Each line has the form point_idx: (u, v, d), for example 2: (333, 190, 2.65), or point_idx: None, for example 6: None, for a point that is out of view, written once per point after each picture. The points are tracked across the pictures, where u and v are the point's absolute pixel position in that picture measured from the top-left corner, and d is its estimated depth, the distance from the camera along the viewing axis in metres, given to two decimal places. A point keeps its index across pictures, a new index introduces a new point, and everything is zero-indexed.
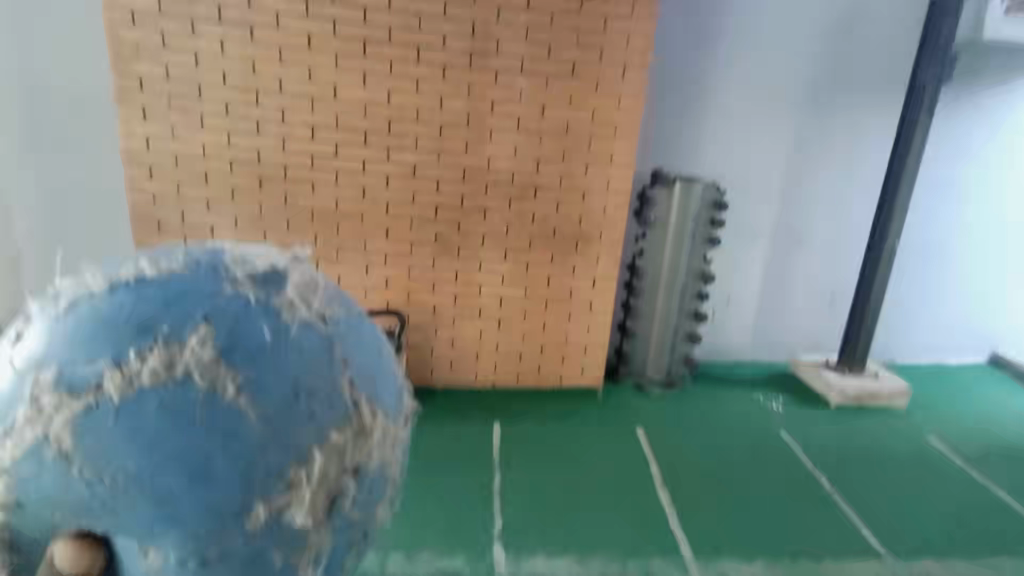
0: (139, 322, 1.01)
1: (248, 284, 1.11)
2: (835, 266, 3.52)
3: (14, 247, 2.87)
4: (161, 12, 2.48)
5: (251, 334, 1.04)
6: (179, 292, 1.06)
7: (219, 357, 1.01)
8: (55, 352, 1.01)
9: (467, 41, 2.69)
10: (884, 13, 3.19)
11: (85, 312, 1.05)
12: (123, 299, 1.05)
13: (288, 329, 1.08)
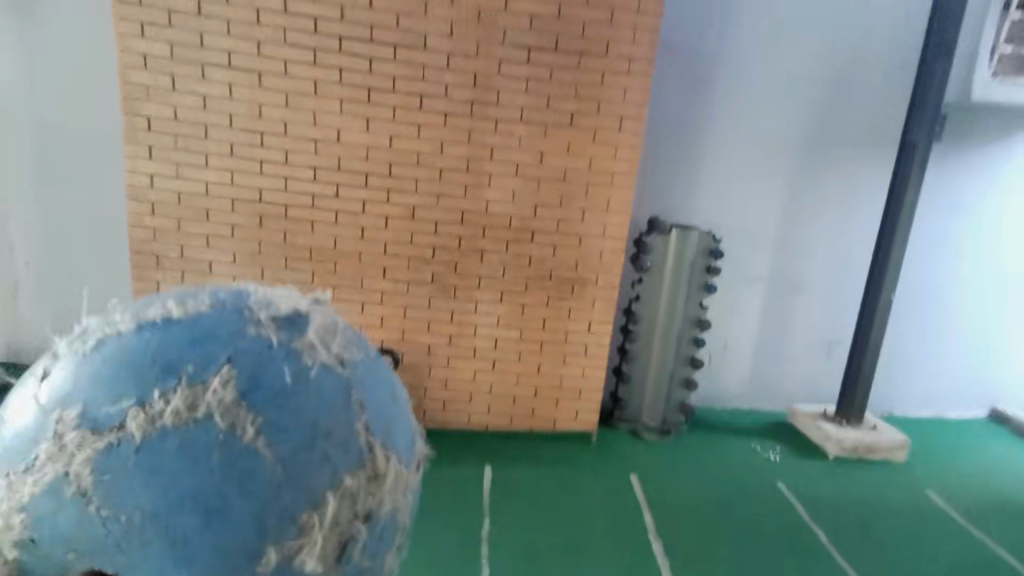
0: (162, 359, 0.95)
1: (273, 323, 1.03)
2: (830, 310, 3.60)
3: (16, 272, 2.96)
4: (173, 57, 2.59)
5: (275, 377, 0.96)
6: (204, 331, 0.98)
7: (241, 398, 0.93)
8: (78, 388, 0.95)
9: (468, 90, 2.77)
10: (873, 74, 3.35)
11: (107, 347, 0.98)
12: (147, 335, 0.98)
13: (310, 370, 0.99)
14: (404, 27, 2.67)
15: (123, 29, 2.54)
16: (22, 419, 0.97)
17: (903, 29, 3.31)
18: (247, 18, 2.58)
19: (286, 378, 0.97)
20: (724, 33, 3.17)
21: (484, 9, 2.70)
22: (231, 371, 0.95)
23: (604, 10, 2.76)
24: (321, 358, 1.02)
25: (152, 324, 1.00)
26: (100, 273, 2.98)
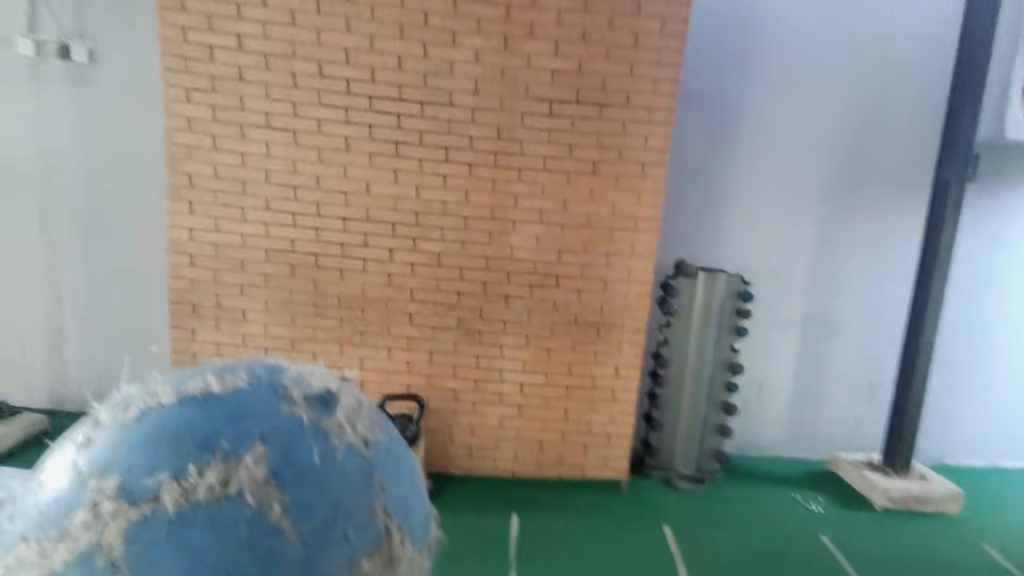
0: (188, 433, 0.84)
1: (306, 398, 0.93)
2: (869, 354, 3.49)
3: (60, 321, 3.12)
4: (215, 119, 2.77)
5: (307, 459, 0.86)
6: (239, 404, 0.88)
7: (270, 481, 0.82)
8: (98, 459, 0.84)
9: (493, 142, 2.87)
10: (901, 115, 3.32)
11: (134, 415, 0.88)
12: (176, 407, 0.87)
13: (343, 453, 0.89)
14: (430, 85, 2.80)
15: (171, 95, 2.74)
16: (55, 486, 0.85)
17: (929, 71, 3.30)
18: (284, 81, 2.75)
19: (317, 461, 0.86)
20: (743, 83, 3.22)
21: (507, 65, 2.81)
22: (258, 453, 0.83)
23: (624, 63, 2.84)
24: (353, 439, 0.92)
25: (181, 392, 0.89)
26: (140, 321, 3.12)
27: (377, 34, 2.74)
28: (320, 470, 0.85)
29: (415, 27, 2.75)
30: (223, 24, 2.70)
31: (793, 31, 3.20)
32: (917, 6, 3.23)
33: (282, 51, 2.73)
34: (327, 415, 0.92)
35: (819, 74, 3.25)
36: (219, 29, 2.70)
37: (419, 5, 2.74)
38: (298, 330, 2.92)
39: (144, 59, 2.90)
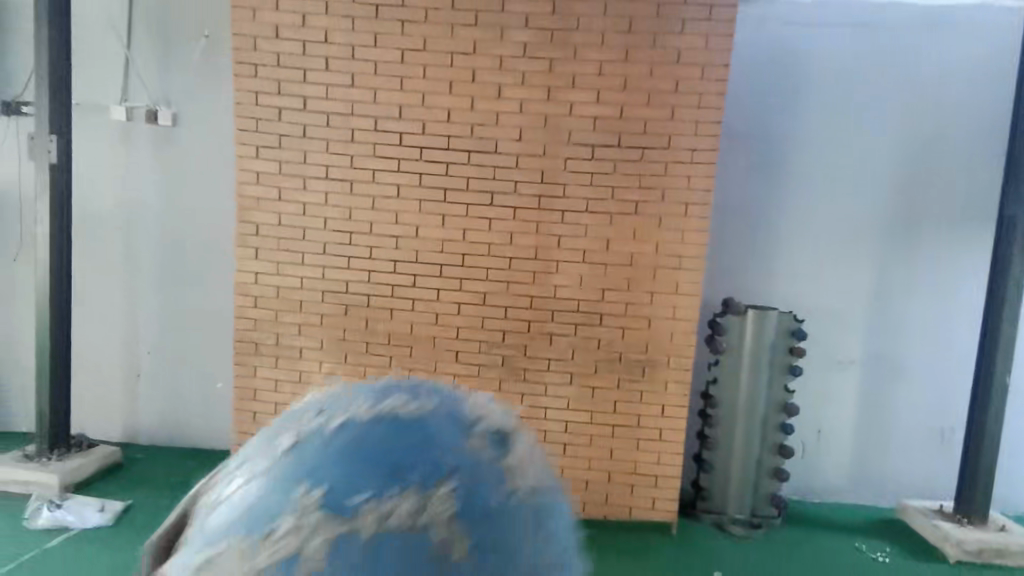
0: (336, 467, 0.51)
1: (485, 421, 0.57)
2: (936, 398, 3.30)
3: (139, 356, 3.39)
4: (280, 173, 3.00)
5: (498, 514, 0.50)
6: (421, 433, 0.53)
7: (461, 522, 0.49)
8: (223, 514, 0.53)
9: (536, 185, 2.97)
10: (961, 148, 3.22)
11: (267, 450, 0.56)
12: (332, 435, 0.54)
13: (538, 496, 0.54)
14: (477, 134, 2.95)
15: (242, 152, 3.00)
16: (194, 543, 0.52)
17: (989, 102, 3.20)
18: (342, 136, 2.97)
19: (537, 497, 0.54)
20: (789, 122, 3.19)
21: (551, 114, 2.93)
22: (445, 492, 0.50)
23: (665, 108, 2.91)
24: (537, 489, 0.54)
25: (321, 414, 0.57)
26: (209, 358, 3.36)
27: (428, 90, 2.94)
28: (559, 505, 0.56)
29: (463, 81, 2.92)
30: (290, 87, 2.96)
31: (840, 70, 3.18)
32: (969, 42, 3.17)
33: (342, 109, 2.96)
34: (501, 455, 0.54)
35: (870, 112, 3.20)
36: (286, 92, 2.96)
37: (466, 61, 2.91)
38: (351, 366, 3.05)
39: (224, 125, 3.23)
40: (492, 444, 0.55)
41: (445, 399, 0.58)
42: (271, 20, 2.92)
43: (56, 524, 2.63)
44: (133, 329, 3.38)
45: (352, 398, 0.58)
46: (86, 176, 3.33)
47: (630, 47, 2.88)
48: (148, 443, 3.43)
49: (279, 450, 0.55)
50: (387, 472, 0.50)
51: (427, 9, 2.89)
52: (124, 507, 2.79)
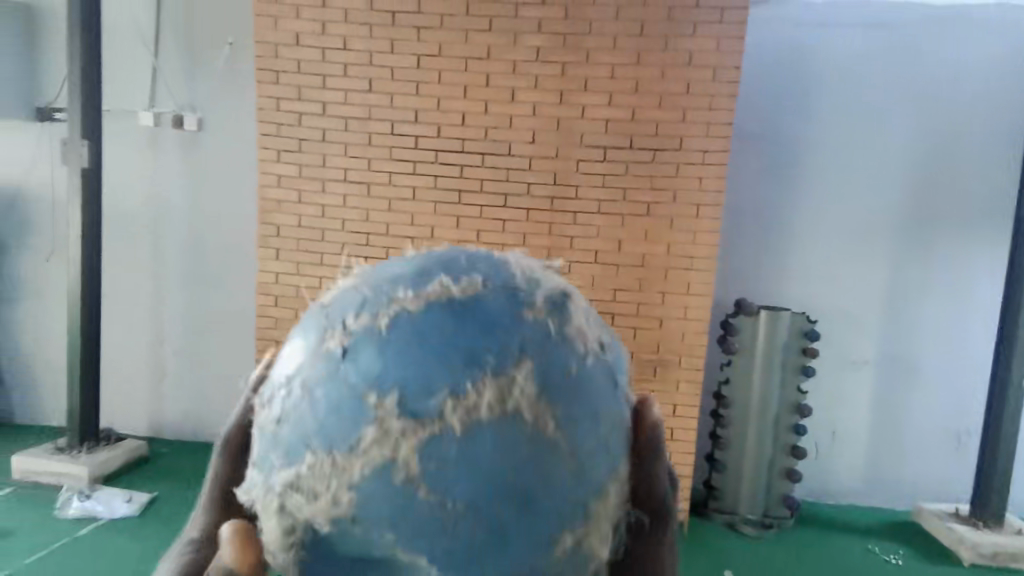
0: (428, 369, 0.58)
1: (540, 295, 0.64)
2: (953, 399, 3.29)
3: (165, 354, 3.52)
4: (300, 176, 3.09)
5: (572, 387, 0.60)
6: (477, 316, 0.60)
7: (546, 402, 0.58)
8: (325, 415, 0.59)
9: (549, 187, 3.01)
10: (978, 147, 3.19)
11: (341, 351, 0.62)
12: (411, 335, 0.60)
13: (597, 357, 0.64)
14: (491, 137, 3.00)
15: (264, 156, 3.09)
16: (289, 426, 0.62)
17: (1007, 101, 3.17)
18: (360, 140, 3.05)
19: (598, 360, 0.64)
20: (803, 124, 3.19)
21: (563, 117, 2.97)
22: (528, 374, 0.59)
23: (677, 110, 2.93)
24: (592, 349, 0.64)
25: (384, 313, 0.62)
26: (232, 357, 3.47)
27: (444, 94, 3.00)
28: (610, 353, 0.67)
29: (477, 86, 2.97)
30: (310, 92, 3.04)
31: (854, 72, 3.17)
32: (987, 42, 3.14)
33: (359, 113, 3.03)
34: (555, 322, 0.63)
35: (884, 113, 3.19)
36: (307, 98, 3.04)
37: (480, 66, 2.96)
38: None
39: (247, 131, 3.34)
40: (550, 315, 0.63)
41: (495, 286, 0.63)
42: (291, 28, 3.00)
43: (87, 513, 2.73)
44: (159, 327, 3.50)
45: (410, 289, 0.63)
46: (117, 180, 3.47)
47: (642, 50, 2.90)
48: (174, 439, 3.55)
49: (333, 354, 0.62)
50: (474, 362, 0.58)
51: (442, 15, 2.94)
52: (153, 497, 2.89)
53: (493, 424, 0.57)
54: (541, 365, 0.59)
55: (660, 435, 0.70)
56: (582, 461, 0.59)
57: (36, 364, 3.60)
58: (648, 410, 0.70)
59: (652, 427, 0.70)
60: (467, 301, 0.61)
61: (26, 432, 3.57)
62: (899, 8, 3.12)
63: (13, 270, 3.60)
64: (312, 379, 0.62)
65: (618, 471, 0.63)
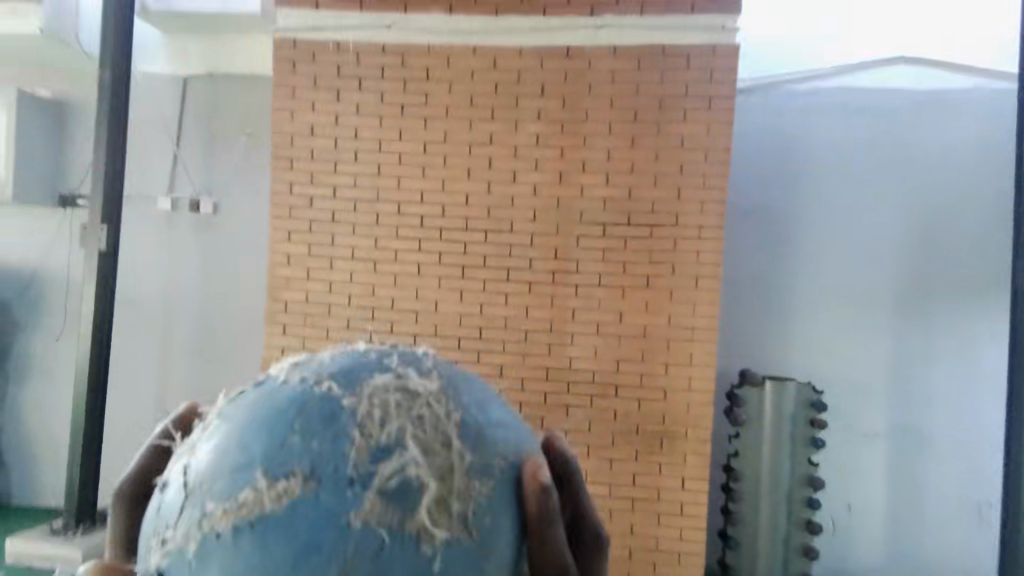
0: (324, 501, 0.62)
1: (424, 397, 0.69)
2: (968, 472, 3.21)
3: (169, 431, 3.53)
4: (309, 254, 3.19)
5: (471, 488, 0.67)
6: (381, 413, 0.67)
7: (440, 478, 0.65)
8: (234, 549, 0.63)
9: (550, 262, 3.09)
10: (970, 218, 3.25)
11: (235, 493, 0.64)
12: (302, 473, 0.63)
13: (486, 442, 0.70)
14: (493, 216, 3.12)
15: (275, 237, 3.21)
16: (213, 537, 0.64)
17: (995, 173, 3.24)
18: (368, 220, 3.17)
19: (483, 445, 0.70)
20: (795, 202, 3.30)
21: (563, 196, 3.10)
22: (425, 490, 0.64)
23: (672, 188, 3.04)
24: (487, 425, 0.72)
25: (280, 445, 0.66)
26: None
27: (448, 176, 3.14)
28: (493, 422, 0.73)
29: (480, 168, 3.12)
30: (321, 177, 3.20)
31: (839, 153, 3.29)
32: (966, 123, 3.25)
33: (368, 195, 3.17)
34: (452, 406, 0.70)
35: (872, 191, 3.28)
36: (318, 182, 3.20)
37: (483, 151, 3.12)
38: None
39: (261, 215, 3.48)
40: (430, 413, 0.68)
41: (385, 399, 0.68)
42: (306, 120, 3.19)
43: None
44: (163, 405, 3.52)
45: (311, 413, 0.67)
46: (131, 262, 3.58)
47: (636, 134, 3.05)
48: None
49: (265, 456, 0.65)
50: (364, 486, 0.62)
51: (446, 106, 3.13)
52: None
53: (395, 542, 0.62)
54: (434, 474, 0.65)
55: (549, 490, 0.71)
56: (482, 555, 0.66)
57: (38, 444, 3.59)
58: (535, 468, 0.72)
59: (539, 482, 0.71)
60: (371, 424, 0.66)
61: (24, 514, 3.52)
62: (874, 95, 3.29)
63: (23, 350, 3.65)
64: (218, 516, 0.64)
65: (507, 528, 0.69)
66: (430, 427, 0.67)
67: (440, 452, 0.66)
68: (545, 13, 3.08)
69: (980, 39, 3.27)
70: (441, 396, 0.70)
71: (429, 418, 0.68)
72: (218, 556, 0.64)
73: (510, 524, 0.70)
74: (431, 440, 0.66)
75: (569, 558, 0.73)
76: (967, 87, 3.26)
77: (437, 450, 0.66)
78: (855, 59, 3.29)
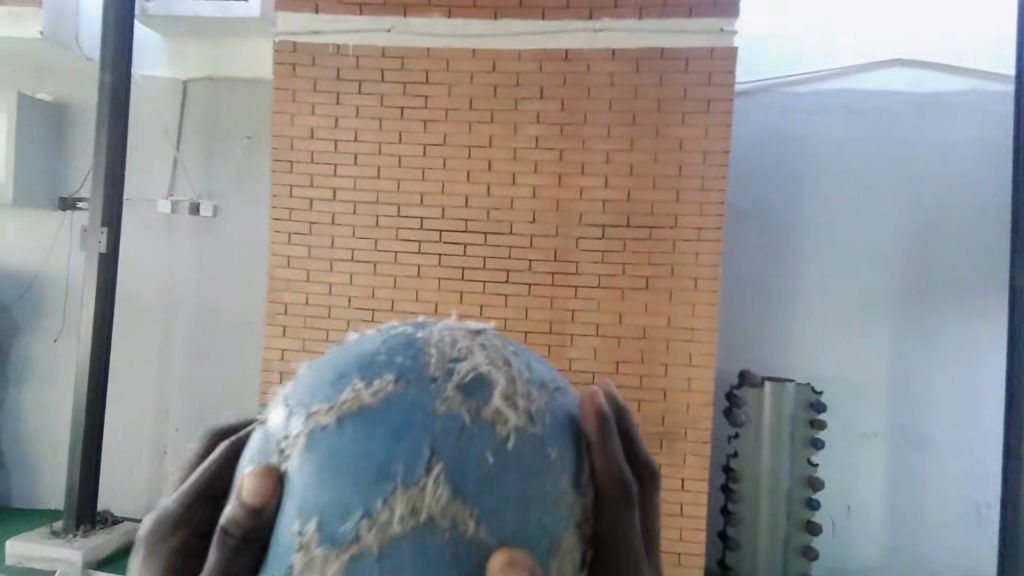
0: (414, 401, 0.64)
1: (487, 334, 0.73)
2: (968, 472, 3.21)
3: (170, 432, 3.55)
4: (309, 256, 3.20)
5: (544, 402, 0.69)
6: (446, 354, 0.68)
7: (501, 415, 0.65)
8: (316, 451, 0.63)
9: (549, 263, 3.10)
10: (968, 220, 3.25)
11: (329, 402, 0.66)
12: (385, 385, 0.65)
13: (546, 374, 0.72)
14: (493, 218, 3.13)
15: (275, 239, 3.22)
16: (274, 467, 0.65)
17: (993, 175, 3.24)
18: (368, 222, 3.18)
19: (551, 376, 0.73)
20: (793, 204, 3.31)
21: (563, 198, 3.11)
22: (496, 392, 0.66)
23: (671, 190, 3.05)
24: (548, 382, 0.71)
25: (365, 363, 0.68)
26: None
27: (447, 178, 3.15)
28: (550, 368, 0.76)
29: (479, 170, 3.13)
30: (321, 179, 3.20)
31: (838, 155, 3.29)
32: (965, 124, 3.25)
33: (368, 198, 3.18)
34: (516, 358, 0.71)
35: (871, 193, 3.28)
36: (317, 184, 3.20)
37: (483, 154, 3.14)
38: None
39: (261, 218, 3.50)
40: (495, 345, 0.72)
41: (458, 331, 0.72)
42: (307, 123, 3.20)
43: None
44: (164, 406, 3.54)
45: (390, 342, 0.70)
46: (131, 264, 3.59)
47: (635, 137, 3.06)
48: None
49: (339, 386, 0.67)
50: (444, 389, 0.65)
51: (446, 110, 3.14)
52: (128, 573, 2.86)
53: (474, 437, 0.63)
54: (505, 382, 0.67)
55: (606, 419, 0.70)
56: (550, 468, 0.66)
57: (38, 447, 3.59)
58: (594, 396, 0.72)
59: (599, 415, 0.70)
60: (448, 345, 0.69)
61: (25, 516, 3.53)
62: (871, 97, 3.29)
63: (22, 354, 3.65)
64: (303, 428, 0.65)
65: (565, 472, 0.67)
66: (496, 354, 0.70)
67: (511, 367, 0.69)
68: (544, 16, 3.09)
69: (973, 42, 3.30)
70: (513, 343, 0.74)
71: (492, 347, 0.71)
72: (307, 459, 0.64)
73: (571, 445, 0.69)
74: (499, 359, 0.70)
75: (630, 491, 0.70)
76: (965, 88, 3.26)
77: (505, 365, 0.69)
78: (852, 62, 3.31)
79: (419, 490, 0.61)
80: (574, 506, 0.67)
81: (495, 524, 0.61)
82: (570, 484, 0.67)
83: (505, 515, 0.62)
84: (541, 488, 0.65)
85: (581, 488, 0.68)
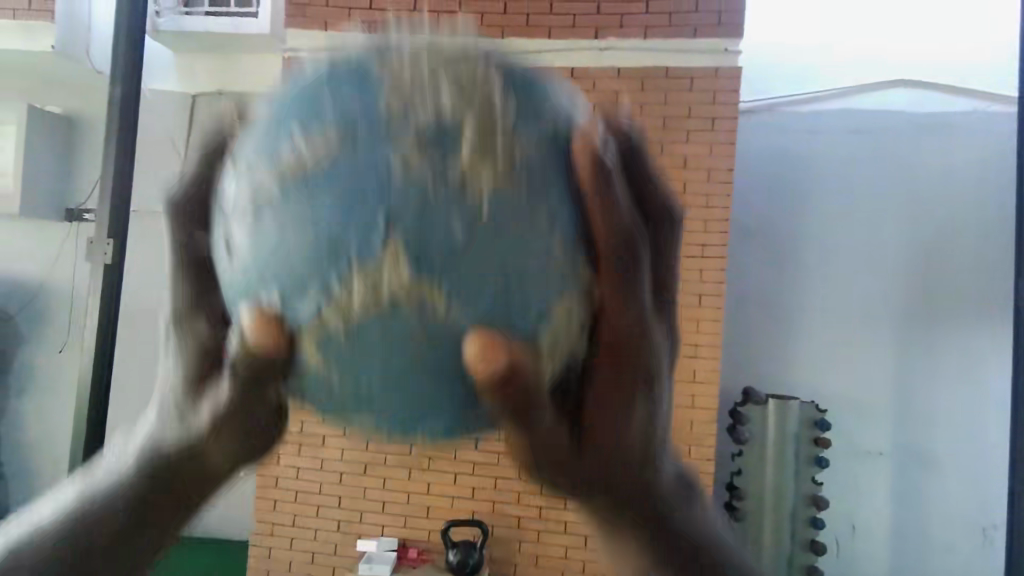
0: (362, 155, 0.56)
1: (469, 63, 0.61)
2: (972, 492, 3.20)
3: None
4: None
5: (530, 146, 0.59)
6: (400, 83, 0.58)
7: (471, 159, 0.56)
8: (275, 209, 0.58)
9: None
10: (970, 240, 3.26)
11: (277, 153, 0.59)
12: (334, 130, 0.57)
13: (536, 108, 0.61)
14: None
15: None
16: (240, 224, 0.61)
17: (995, 197, 3.25)
18: None
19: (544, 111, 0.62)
20: (797, 221, 3.31)
21: None
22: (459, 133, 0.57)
23: None
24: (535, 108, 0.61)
25: (313, 104, 0.59)
26: None
27: None
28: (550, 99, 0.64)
29: None
30: None
31: (838, 175, 3.31)
32: (967, 145, 3.27)
33: None
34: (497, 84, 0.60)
35: (872, 212, 3.29)
36: None
37: None
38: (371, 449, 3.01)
39: None
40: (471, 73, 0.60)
41: (429, 57, 0.61)
42: None
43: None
44: None
45: (347, 74, 0.60)
46: (136, 275, 3.61)
47: None
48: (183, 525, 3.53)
49: (285, 128, 0.59)
50: (400, 120, 0.56)
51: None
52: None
53: (435, 186, 0.55)
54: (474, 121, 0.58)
55: (599, 169, 0.60)
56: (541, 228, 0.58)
57: (40, 457, 3.61)
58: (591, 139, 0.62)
59: (596, 161, 0.61)
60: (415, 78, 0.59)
61: None
62: (876, 116, 3.30)
63: (25, 363, 3.65)
64: (259, 179, 0.59)
65: (555, 231, 0.59)
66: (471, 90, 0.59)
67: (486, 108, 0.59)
68: (550, 35, 3.10)
69: (974, 64, 3.33)
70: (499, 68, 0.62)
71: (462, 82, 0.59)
72: (264, 219, 0.59)
73: (557, 196, 0.60)
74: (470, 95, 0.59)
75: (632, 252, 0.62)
76: (967, 109, 3.28)
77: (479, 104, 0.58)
78: (857, 82, 3.33)
79: (386, 248, 0.55)
80: (570, 268, 0.61)
81: (465, 289, 0.55)
82: (565, 240, 0.60)
83: (478, 277, 0.56)
84: (525, 248, 0.57)
85: (575, 249, 0.61)
